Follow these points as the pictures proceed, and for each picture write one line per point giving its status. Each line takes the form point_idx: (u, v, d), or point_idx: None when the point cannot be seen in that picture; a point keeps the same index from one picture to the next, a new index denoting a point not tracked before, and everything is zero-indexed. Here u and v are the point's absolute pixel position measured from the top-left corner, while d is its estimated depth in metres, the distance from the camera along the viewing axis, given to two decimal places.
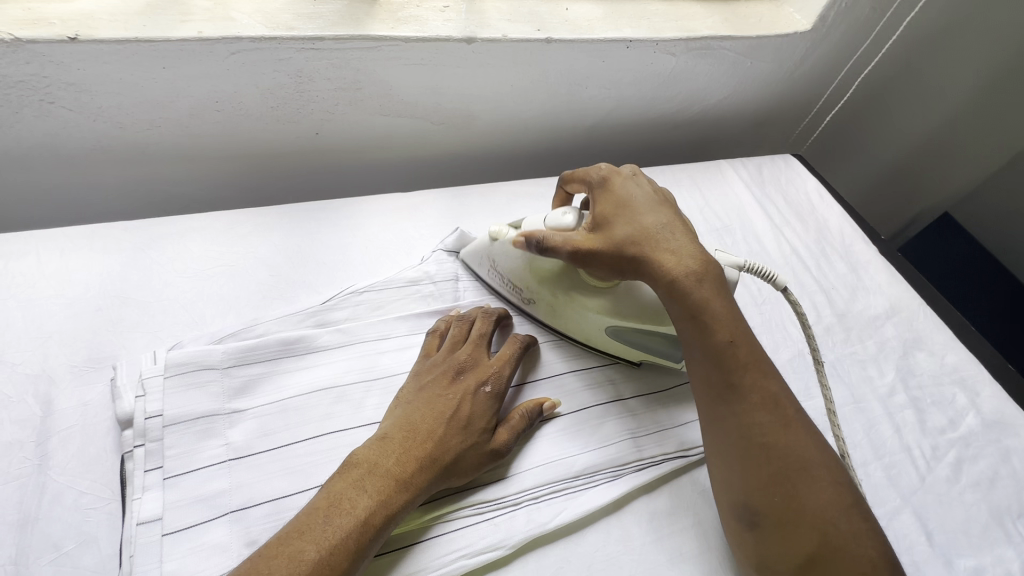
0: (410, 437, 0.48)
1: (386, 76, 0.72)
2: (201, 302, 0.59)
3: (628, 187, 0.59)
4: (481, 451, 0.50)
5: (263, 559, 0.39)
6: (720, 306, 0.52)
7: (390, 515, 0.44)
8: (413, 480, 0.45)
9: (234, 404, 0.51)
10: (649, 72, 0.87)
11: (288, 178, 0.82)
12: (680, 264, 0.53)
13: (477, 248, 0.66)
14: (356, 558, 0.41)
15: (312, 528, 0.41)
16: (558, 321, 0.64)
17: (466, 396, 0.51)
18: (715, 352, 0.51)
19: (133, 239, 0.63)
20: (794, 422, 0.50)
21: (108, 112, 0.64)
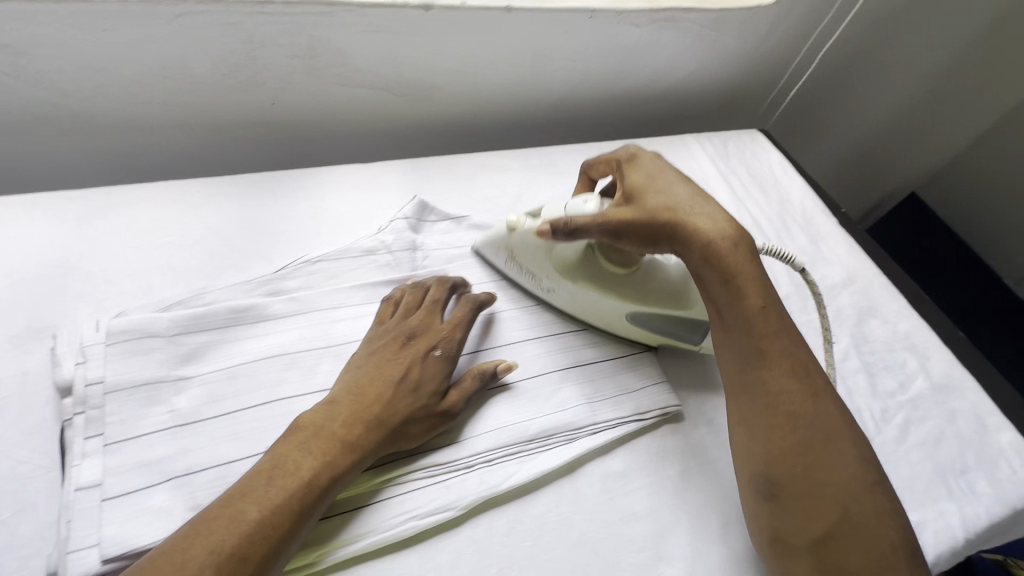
0: (360, 401, 0.47)
1: (343, 43, 0.70)
2: (148, 271, 0.58)
3: (654, 162, 0.60)
4: (432, 414, 0.50)
5: (202, 521, 0.39)
6: (754, 272, 0.53)
7: (336, 476, 0.43)
8: (360, 442, 0.45)
9: (180, 371, 0.50)
10: (614, 43, 0.87)
11: (245, 150, 0.80)
12: (715, 227, 0.53)
13: (494, 239, 0.66)
14: (301, 518, 0.41)
15: (254, 489, 0.41)
16: (574, 307, 0.64)
17: (416, 360, 0.51)
18: (748, 318, 0.52)
19: (77, 208, 0.61)
20: (823, 393, 0.51)
21: (47, 77, 0.62)
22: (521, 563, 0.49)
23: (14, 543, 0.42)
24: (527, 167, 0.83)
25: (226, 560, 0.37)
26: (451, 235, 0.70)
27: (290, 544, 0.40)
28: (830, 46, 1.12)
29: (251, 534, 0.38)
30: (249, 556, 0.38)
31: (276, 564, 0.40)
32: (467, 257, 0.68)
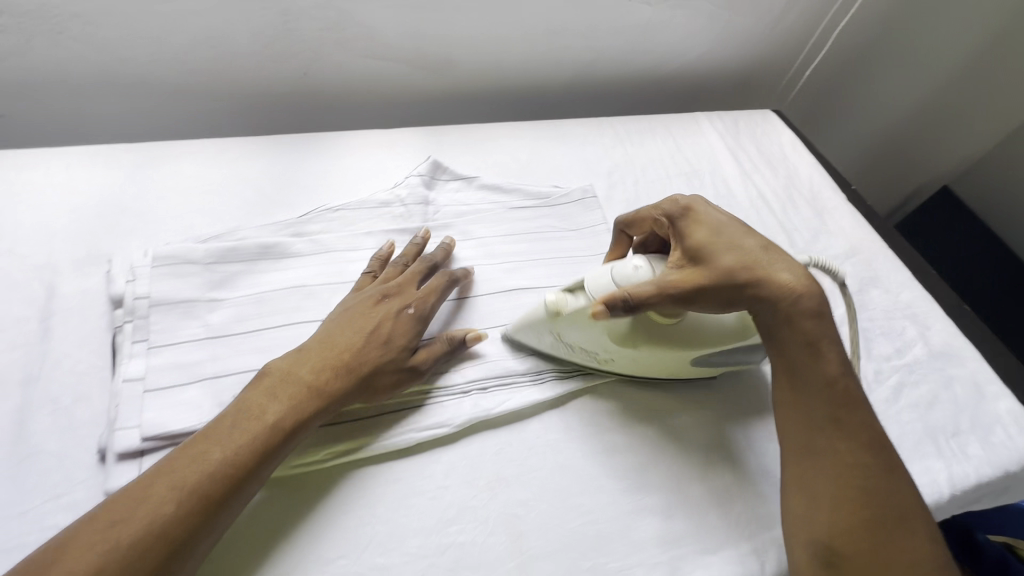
0: (332, 353, 0.51)
1: (368, 17, 0.77)
2: (190, 212, 0.65)
3: (713, 215, 0.56)
4: (399, 369, 0.53)
5: (167, 460, 0.42)
6: (831, 341, 0.52)
7: (301, 418, 0.47)
8: (328, 388, 0.49)
9: (213, 294, 0.57)
10: (625, 22, 0.91)
11: (278, 116, 0.87)
12: (797, 286, 0.52)
13: (532, 322, 0.58)
14: (265, 461, 0.44)
15: (218, 432, 0.44)
16: (637, 366, 0.60)
17: (393, 318, 0.55)
18: (827, 384, 0.51)
19: (131, 158, 0.69)
20: (897, 470, 0.50)
21: (111, 44, 0.71)
22: (508, 478, 0.54)
23: (71, 423, 0.49)
24: (538, 137, 0.87)
25: (187, 496, 0.40)
26: (461, 194, 0.75)
27: (252, 484, 0.44)
28: (840, 33, 1.12)
29: (213, 471, 0.42)
30: (210, 493, 0.41)
31: (238, 501, 0.43)
32: (475, 213, 0.73)
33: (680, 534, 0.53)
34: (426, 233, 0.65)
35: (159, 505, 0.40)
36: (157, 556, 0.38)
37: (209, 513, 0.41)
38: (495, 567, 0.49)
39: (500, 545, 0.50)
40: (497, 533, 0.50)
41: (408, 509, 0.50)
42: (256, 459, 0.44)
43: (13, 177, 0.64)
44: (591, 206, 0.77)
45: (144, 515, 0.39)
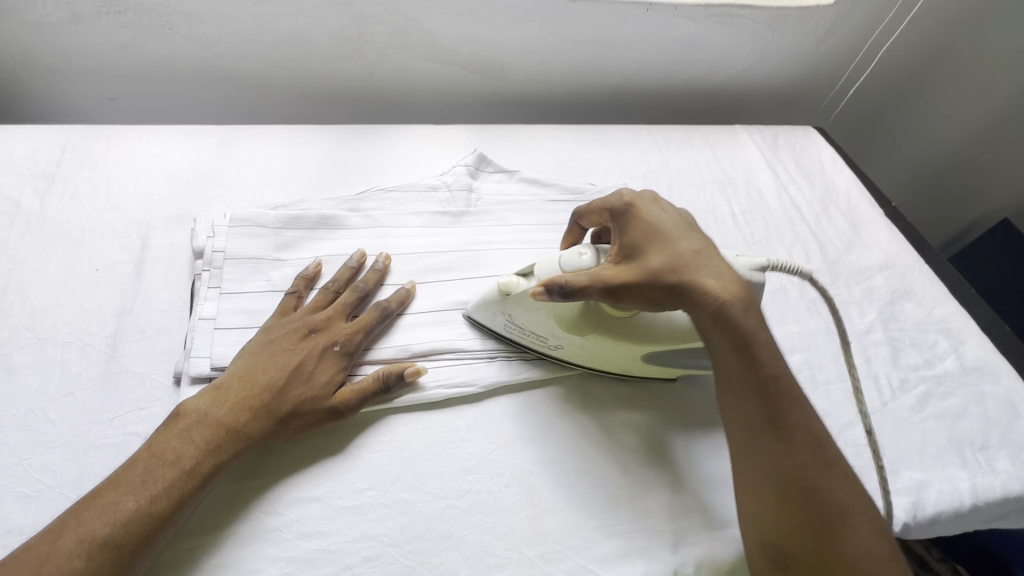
0: (247, 382, 0.52)
1: (431, 23, 0.85)
2: (261, 184, 0.73)
3: (654, 211, 0.55)
4: (320, 406, 0.53)
5: (71, 513, 0.43)
6: (768, 340, 0.50)
7: (220, 463, 0.48)
8: (248, 428, 0.50)
9: (278, 255, 0.65)
10: (670, 35, 0.95)
11: (344, 108, 0.96)
12: (724, 293, 0.50)
13: (487, 304, 0.60)
14: (180, 506, 0.45)
15: (128, 481, 0.45)
16: (588, 359, 0.60)
17: (314, 349, 0.54)
18: (763, 388, 0.49)
19: (217, 135, 0.78)
20: (837, 466, 0.49)
21: (212, 40, 0.82)
22: (527, 438, 0.58)
23: (154, 351, 0.57)
24: (580, 139, 0.92)
25: (96, 550, 0.41)
26: (503, 185, 0.81)
27: (170, 530, 0.45)
28: (882, 56, 1.11)
29: (124, 524, 0.43)
30: (125, 544, 0.42)
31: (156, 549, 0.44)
32: (513, 203, 0.78)
33: (687, 507, 0.55)
34: (362, 254, 0.64)
35: (66, 561, 0.40)
36: None
37: (124, 565, 0.42)
38: (508, 514, 0.52)
39: (513, 496, 0.54)
40: (512, 485, 0.54)
41: (433, 455, 0.55)
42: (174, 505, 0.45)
43: (122, 147, 0.75)
44: None
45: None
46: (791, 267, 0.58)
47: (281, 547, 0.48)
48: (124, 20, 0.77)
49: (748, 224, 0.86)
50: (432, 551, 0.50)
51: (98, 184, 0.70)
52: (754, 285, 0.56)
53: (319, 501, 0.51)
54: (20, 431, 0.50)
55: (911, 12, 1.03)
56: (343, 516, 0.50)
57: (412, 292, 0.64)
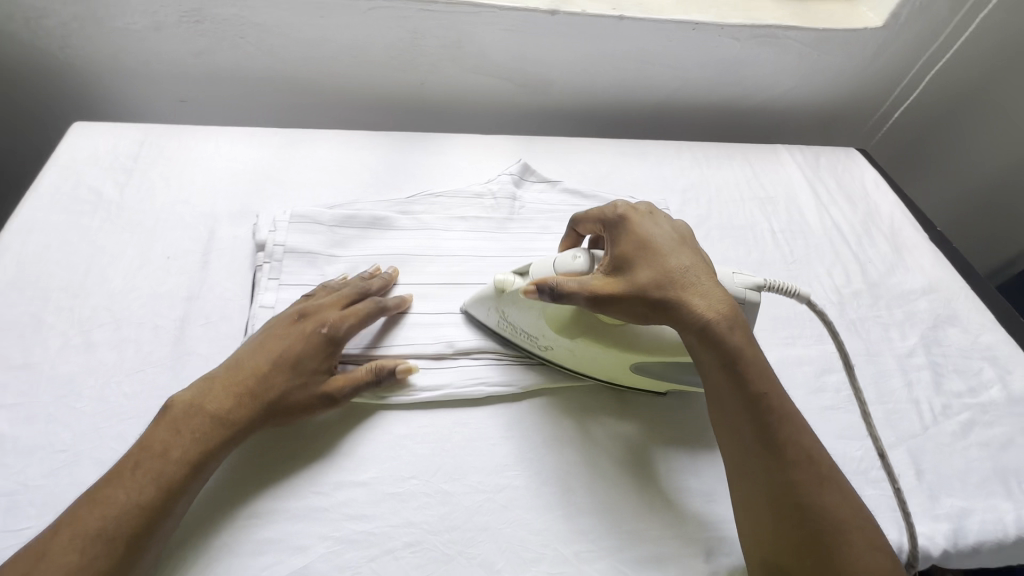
0: (236, 375, 0.53)
1: (483, 37, 0.88)
2: (317, 185, 0.77)
3: (646, 225, 0.58)
4: (306, 394, 0.54)
5: (70, 510, 0.45)
6: (755, 355, 0.52)
7: (206, 451, 0.50)
8: (231, 416, 0.51)
9: (333, 251, 0.68)
10: (714, 55, 0.97)
11: (394, 115, 1.00)
12: (713, 309, 0.53)
13: (484, 301, 0.63)
14: (173, 496, 0.47)
15: (120, 474, 0.47)
16: (576, 363, 0.61)
17: (306, 337, 0.56)
18: (752, 404, 0.51)
19: (278, 136, 0.83)
20: (832, 481, 0.49)
21: (278, 49, 0.87)
22: (563, 439, 0.59)
23: (217, 335, 0.61)
24: (622, 153, 0.94)
25: (89, 542, 0.43)
26: (545, 195, 0.83)
27: (168, 521, 0.47)
28: (930, 82, 1.10)
29: (114, 515, 0.45)
30: (115, 534, 0.44)
31: (156, 541, 0.46)
32: (555, 212, 0.80)
33: (718, 518, 0.56)
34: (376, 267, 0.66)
35: (63, 556, 0.42)
36: None
37: (119, 555, 0.44)
38: (543, 512, 0.54)
39: (548, 495, 0.55)
40: (548, 484, 0.56)
41: (473, 449, 0.57)
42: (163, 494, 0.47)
43: (192, 145, 0.80)
44: None
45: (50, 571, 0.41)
46: (786, 288, 0.60)
47: (328, 527, 0.51)
48: (202, 29, 0.83)
49: (787, 242, 0.86)
50: (470, 541, 0.51)
51: (171, 179, 0.75)
52: (748, 304, 0.58)
53: (365, 486, 0.53)
54: (97, 403, 0.54)
55: (961, 38, 1.02)
56: (387, 501, 0.53)
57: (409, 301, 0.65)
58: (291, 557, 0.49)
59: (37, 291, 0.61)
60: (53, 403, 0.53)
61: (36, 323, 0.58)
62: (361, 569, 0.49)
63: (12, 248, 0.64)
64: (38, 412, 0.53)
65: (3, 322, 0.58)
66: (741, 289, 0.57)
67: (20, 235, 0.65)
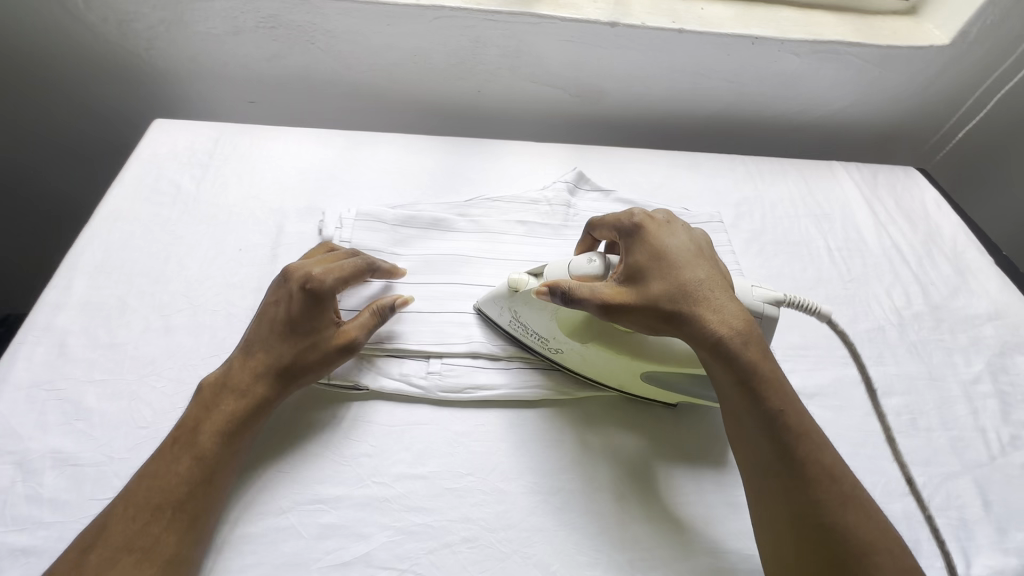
0: (250, 358, 0.55)
1: (541, 47, 0.90)
2: (379, 185, 0.80)
3: (661, 234, 0.58)
4: (309, 358, 0.55)
5: (127, 485, 0.49)
6: (773, 370, 0.52)
7: (232, 432, 0.52)
8: (249, 397, 0.53)
9: (395, 250, 0.70)
10: (772, 69, 0.96)
11: (449, 120, 1.03)
12: (728, 322, 0.53)
13: (496, 300, 0.62)
14: (216, 468, 0.50)
15: (164, 451, 0.50)
16: (586, 368, 0.61)
17: (296, 297, 0.56)
18: (772, 419, 0.50)
19: (342, 137, 0.86)
20: (854, 502, 0.48)
21: (345, 55, 0.90)
22: (616, 445, 0.59)
23: None
24: (674, 164, 0.94)
25: (141, 512, 0.46)
26: (599, 203, 0.84)
27: (215, 494, 0.49)
28: (998, 101, 1.07)
29: (161, 487, 0.48)
30: (161, 503, 0.47)
31: (211, 515, 0.49)
32: None
33: None
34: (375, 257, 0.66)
35: (120, 525, 0.46)
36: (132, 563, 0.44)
37: (169, 521, 0.47)
38: (597, 517, 0.54)
39: (603, 500, 0.55)
40: (601, 490, 0.56)
41: (528, 450, 0.58)
42: (203, 468, 0.49)
43: (262, 143, 0.83)
44: (717, 229, 0.83)
45: (112, 541, 0.45)
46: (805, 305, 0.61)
47: (388, 517, 0.52)
48: (276, 35, 0.87)
49: (844, 260, 0.85)
50: (526, 541, 0.52)
51: (243, 176, 0.78)
52: (766, 317, 0.58)
53: (424, 479, 0.55)
54: (176, 383, 0.57)
55: None
56: (445, 496, 0.54)
57: (401, 271, 0.67)
58: (354, 544, 0.50)
59: (121, 276, 0.65)
60: (136, 381, 0.56)
61: (121, 306, 0.62)
62: (420, 561, 0.50)
63: (100, 235, 0.68)
64: (122, 389, 0.56)
65: (91, 303, 0.62)
66: (758, 301, 0.57)
67: (107, 223, 0.70)
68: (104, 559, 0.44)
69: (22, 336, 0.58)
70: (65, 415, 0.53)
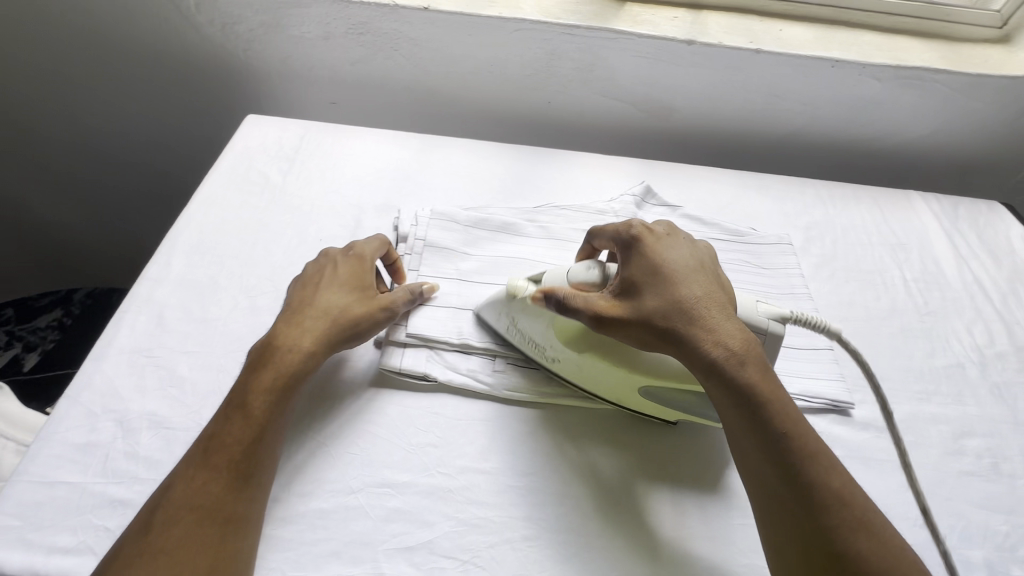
0: (288, 333, 0.56)
1: (616, 62, 0.91)
2: (451, 188, 0.82)
3: (660, 246, 0.57)
4: (344, 330, 0.58)
5: (193, 446, 0.50)
6: (775, 389, 0.50)
7: (278, 401, 0.52)
8: (289, 368, 0.54)
9: (466, 250, 0.72)
10: (850, 94, 0.94)
11: (517, 128, 1.05)
12: (726, 341, 0.51)
13: (497, 305, 0.62)
14: (271, 432, 0.51)
15: (219, 416, 0.51)
16: (581, 379, 0.60)
17: (345, 263, 0.62)
18: (773, 443, 0.48)
19: (418, 140, 0.89)
20: (871, 531, 0.46)
21: (425, 62, 0.94)
22: (675, 460, 0.59)
23: None
24: (742, 183, 0.93)
25: (201, 469, 0.47)
26: (666, 218, 0.83)
27: (269, 459, 0.50)
28: None
29: (218, 448, 0.49)
30: (219, 463, 0.48)
31: (264, 475, 0.50)
32: None
33: None
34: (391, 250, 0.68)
35: (184, 481, 0.47)
36: (191, 519, 0.45)
37: (227, 482, 0.47)
38: (657, 529, 0.54)
39: (668, 515, 0.55)
40: (662, 503, 0.56)
41: (588, 457, 0.58)
42: (256, 433, 0.50)
43: (344, 141, 0.88)
44: (786, 252, 0.82)
45: (175, 498, 0.46)
46: (810, 321, 0.59)
47: (451, 508, 0.53)
48: (364, 41, 0.92)
49: (920, 292, 0.82)
50: (586, 545, 0.52)
51: (325, 171, 0.83)
52: (770, 334, 0.56)
53: (487, 474, 0.56)
54: None
55: None
56: (506, 494, 0.55)
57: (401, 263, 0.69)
58: (418, 529, 0.52)
59: (214, 256, 0.69)
60: (224, 355, 0.60)
61: (213, 285, 0.66)
62: (481, 554, 0.51)
63: (196, 219, 0.73)
64: (211, 361, 0.59)
65: (187, 280, 0.66)
66: (761, 317, 0.56)
67: (202, 208, 0.75)
68: (167, 514, 0.45)
69: (126, 306, 0.63)
70: (161, 381, 0.57)
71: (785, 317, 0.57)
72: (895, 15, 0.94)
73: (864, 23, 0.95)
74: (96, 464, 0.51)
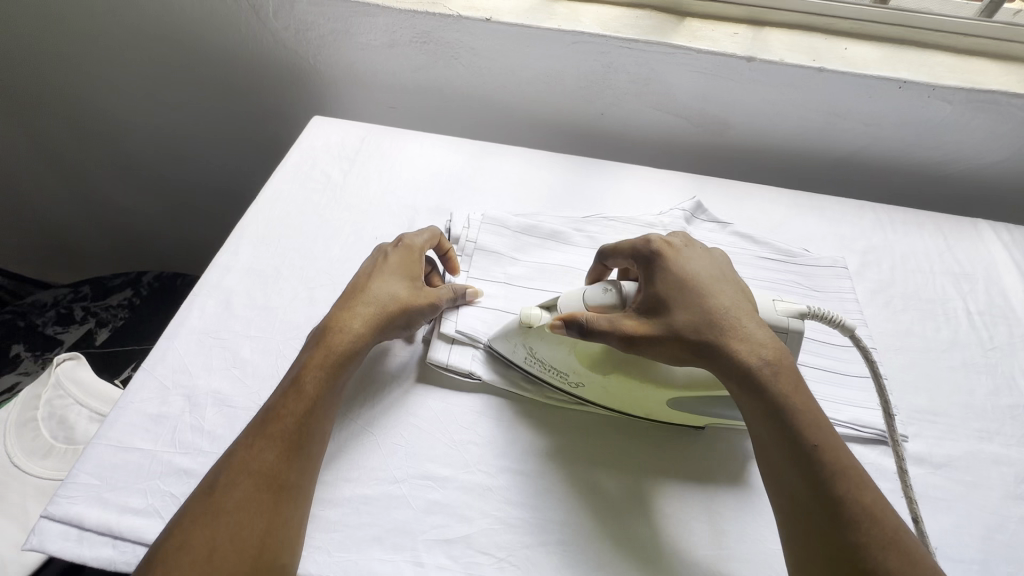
0: (339, 318, 0.59)
1: (672, 77, 0.91)
2: (502, 193, 0.85)
3: (688, 257, 0.58)
4: (392, 321, 0.61)
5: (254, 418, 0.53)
6: (804, 401, 0.50)
7: (330, 382, 0.55)
8: (341, 352, 0.57)
9: (514, 255, 0.74)
10: (918, 115, 0.91)
11: (567, 137, 1.06)
12: (757, 351, 0.51)
13: (509, 335, 0.61)
14: (321, 409, 0.53)
15: (276, 393, 0.54)
16: (608, 399, 0.60)
17: (392, 256, 0.65)
18: (801, 457, 0.47)
19: (472, 146, 0.92)
20: (905, 553, 0.43)
21: (483, 71, 0.97)
22: (714, 477, 0.58)
23: None
24: (796, 203, 0.91)
25: (258, 439, 0.50)
26: (715, 234, 0.83)
27: (319, 435, 0.53)
28: None
29: (272, 420, 0.51)
30: (273, 435, 0.51)
31: (315, 451, 0.52)
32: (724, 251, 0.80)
33: None
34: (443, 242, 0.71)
35: (243, 449, 0.50)
36: (248, 484, 0.48)
37: (281, 453, 0.50)
38: (693, 545, 0.54)
39: (704, 531, 0.55)
40: (699, 519, 0.55)
41: (626, 467, 0.58)
42: (308, 411, 0.53)
43: (401, 144, 0.91)
44: (840, 275, 0.80)
45: (235, 462, 0.49)
46: (833, 317, 0.58)
47: (490, 505, 0.54)
48: (425, 49, 0.95)
49: (985, 325, 0.78)
50: (621, 555, 0.52)
51: (382, 172, 0.86)
52: (791, 333, 0.56)
53: (525, 475, 0.57)
54: None
55: None
56: (543, 496, 0.55)
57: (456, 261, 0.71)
58: (456, 524, 0.53)
59: (277, 248, 0.73)
60: (283, 341, 0.64)
61: (276, 274, 0.70)
62: (516, 553, 0.52)
63: (263, 211, 0.78)
64: (271, 346, 0.63)
65: (252, 268, 0.70)
66: (781, 316, 0.56)
67: (269, 201, 0.79)
68: (227, 478, 0.48)
69: (198, 290, 0.67)
70: (226, 362, 0.61)
71: (807, 314, 0.57)
72: (971, 36, 0.90)
73: (937, 44, 0.91)
74: (166, 434, 0.55)
